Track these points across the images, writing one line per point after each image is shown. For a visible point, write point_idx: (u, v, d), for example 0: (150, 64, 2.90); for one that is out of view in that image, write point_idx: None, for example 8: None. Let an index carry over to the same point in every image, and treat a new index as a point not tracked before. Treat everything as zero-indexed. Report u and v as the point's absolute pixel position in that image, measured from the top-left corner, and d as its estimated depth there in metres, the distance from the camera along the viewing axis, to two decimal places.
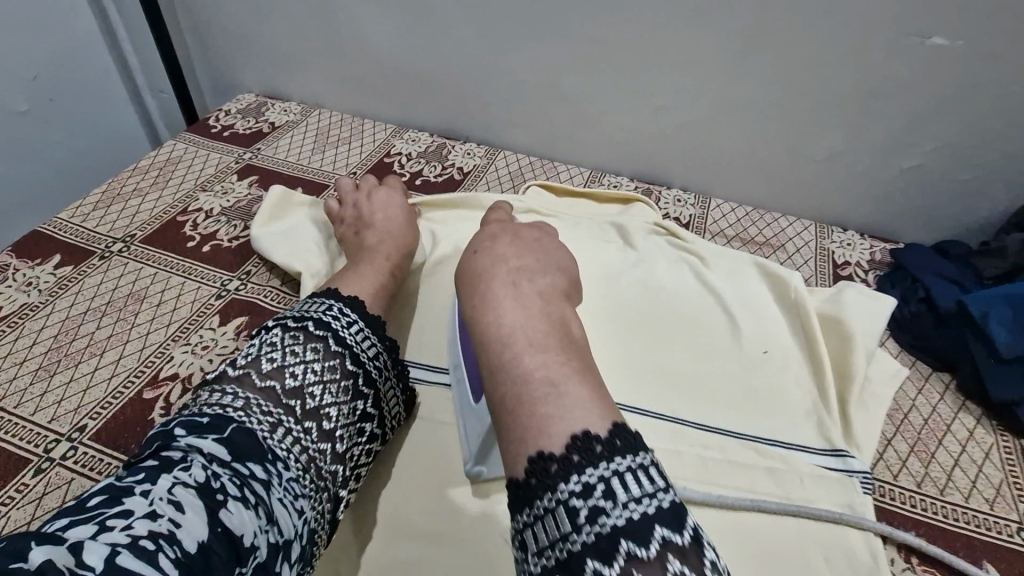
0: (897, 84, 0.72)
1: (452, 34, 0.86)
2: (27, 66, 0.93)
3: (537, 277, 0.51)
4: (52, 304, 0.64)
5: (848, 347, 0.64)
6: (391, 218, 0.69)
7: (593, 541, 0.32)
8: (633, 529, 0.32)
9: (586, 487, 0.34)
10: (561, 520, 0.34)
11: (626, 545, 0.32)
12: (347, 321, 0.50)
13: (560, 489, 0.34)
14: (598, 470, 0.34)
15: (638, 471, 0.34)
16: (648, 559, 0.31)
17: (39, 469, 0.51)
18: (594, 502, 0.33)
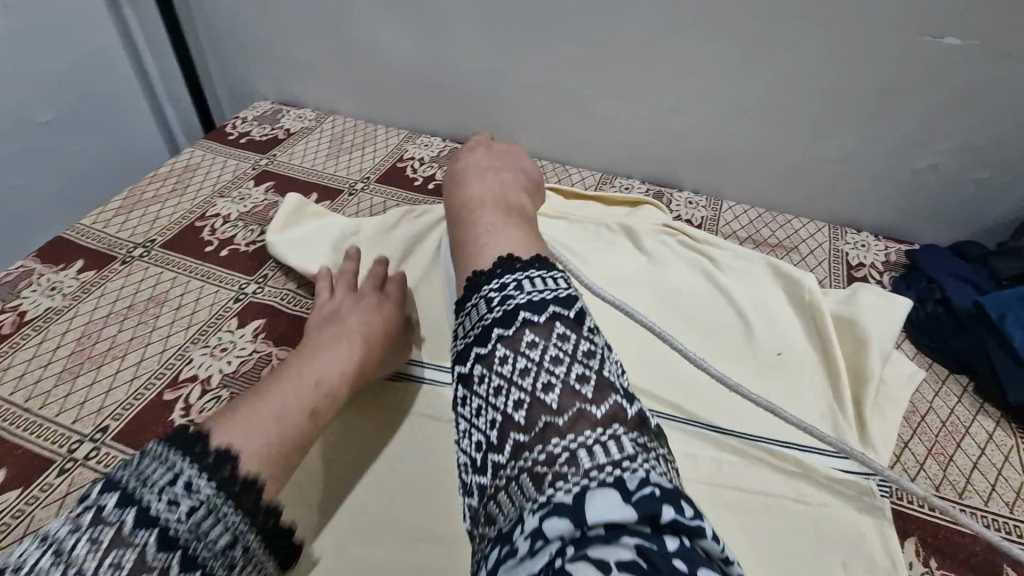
0: (911, 84, 0.72)
1: (462, 40, 0.87)
2: (49, 77, 0.95)
3: (502, 172, 0.58)
4: (76, 307, 0.66)
5: (862, 348, 0.64)
6: (371, 329, 0.58)
7: (500, 316, 0.38)
8: (531, 304, 0.38)
9: (502, 285, 0.40)
10: (480, 308, 0.39)
11: (524, 315, 0.37)
12: (189, 506, 0.36)
13: (482, 290, 0.40)
14: (513, 275, 0.40)
15: (541, 274, 0.40)
16: (540, 323, 0.37)
17: (62, 469, 0.52)
18: (507, 292, 0.39)
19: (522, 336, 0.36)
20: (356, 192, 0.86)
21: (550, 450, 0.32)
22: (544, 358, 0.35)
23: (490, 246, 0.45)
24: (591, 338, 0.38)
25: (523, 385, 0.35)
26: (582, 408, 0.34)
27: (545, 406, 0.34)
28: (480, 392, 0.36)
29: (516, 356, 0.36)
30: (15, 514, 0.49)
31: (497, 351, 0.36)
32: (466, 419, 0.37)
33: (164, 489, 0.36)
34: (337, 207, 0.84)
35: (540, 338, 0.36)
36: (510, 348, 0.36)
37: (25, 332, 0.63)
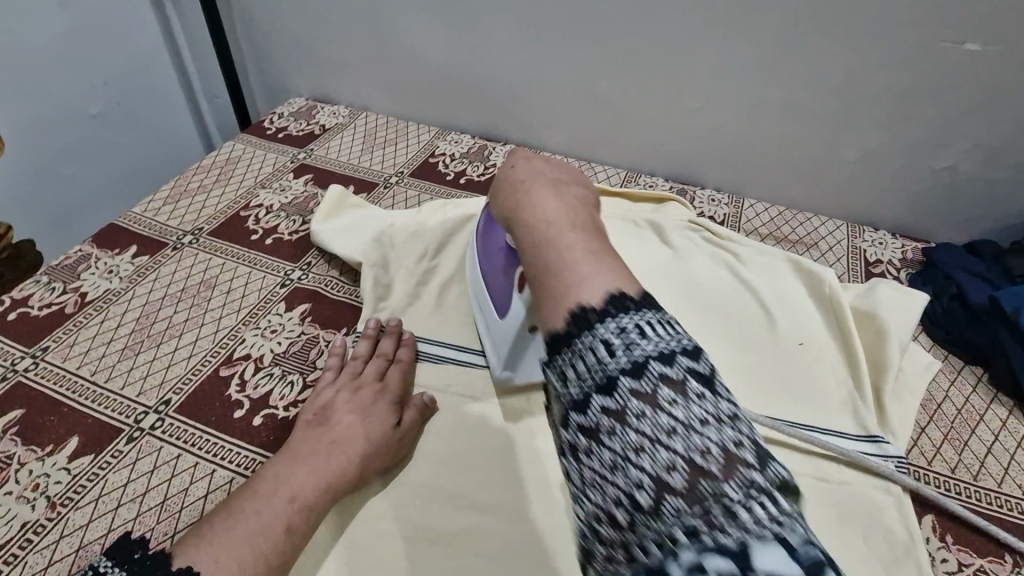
0: (930, 87, 0.75)
1: (494, 41, 0.91)
2: (96, 72, 0.99)
3: (573, 186, 0.48)
4: (133, 289, 0.70)
5: (881, 339, 0.67)
6: (366, 438, 0.53)
7: (630, 365, 0.32)
8: (664, 355, 0.33)
9: (621, 327, 0.34)
10: (598, 352, 0.33)
11: (658, 369, 0.32)
12: None
13: (596, 329, 0.34)
14: (630, 316, 0.34)
15: (662, 318, 0.35)
16: (677, 378, 0.32)
17: (130, 437, 0.55)
18: (629, 340, 0.33)
19: (661, 393, 0.31)
20: (390, 185, 0.90)
21: (704, 507, 0.28)
22: (691, 418, 0.31)
23: (595, 279, 0.37)
24: (730, 397, 0.33)
25: (666, 439, 0.30)
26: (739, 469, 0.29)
27: (700, 470, 0.29)
28: (613, 449, 0.31)
29: (655, 412, 0.31)
30: (89, 477, 0.52)
31: (631, 406, 0.31)
32: (591, 472, 0.31)
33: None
34: (373, 199, 0.87)
35: (681, 397, 0.31)
36: (646, 405, 0.31)
37: (87, 311, 0.67)
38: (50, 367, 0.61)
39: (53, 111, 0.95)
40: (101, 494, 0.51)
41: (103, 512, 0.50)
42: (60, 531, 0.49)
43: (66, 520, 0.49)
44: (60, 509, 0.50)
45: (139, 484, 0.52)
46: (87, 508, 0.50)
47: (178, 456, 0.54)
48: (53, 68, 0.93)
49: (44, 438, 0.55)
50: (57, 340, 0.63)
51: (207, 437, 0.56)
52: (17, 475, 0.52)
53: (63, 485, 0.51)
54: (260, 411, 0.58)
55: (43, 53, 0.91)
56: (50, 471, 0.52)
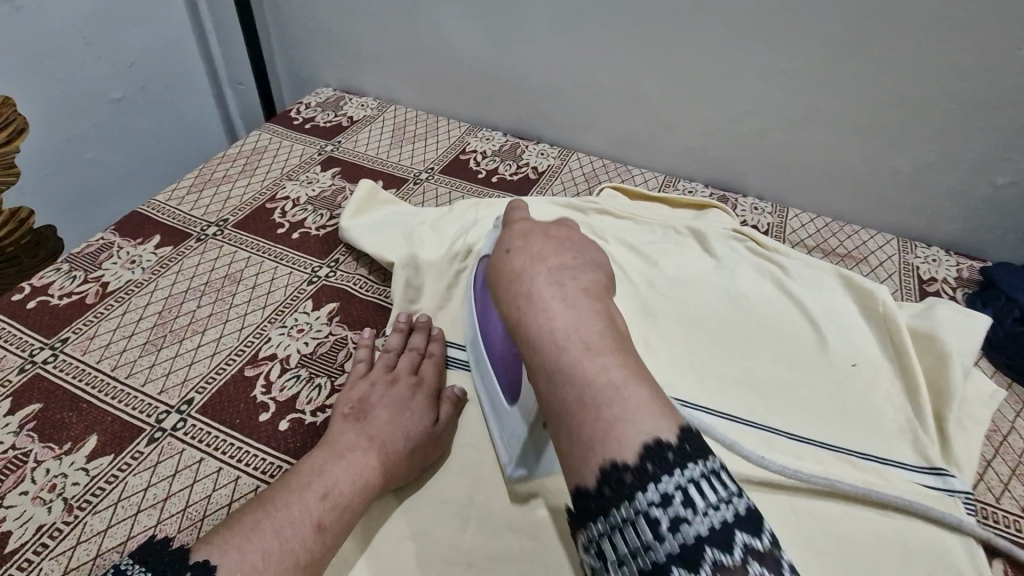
0: (999, 97, 0.71)
1: (533, 35, 0.87)
2: (122, 56, 0.97)
3: (580, 271, 0.43)
4: (156, 280, 0.67)
5: (943, 363, 0.62)
6: (407, 430, 0.51)
7: (678, 551, 0.29)
8: (716, 537, 0.29)
9: (664, 497, 0.30)
10: (640, 529, 0.30)
11: (711, 554, 0.29)
12: None
13: (636, 501, 0.31)
14: (673, 477, 0.31)
15: (708, 474, 0.31)
16: (733, 567, 0.28)
17: (151, 437, 0.53)
18: (674, 513, 0.30)
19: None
20: (420, 182, 0.87)
21: None
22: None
23: (623, 416, 0.33)
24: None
25: None
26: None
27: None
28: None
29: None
30: (109, 479, 0.50)
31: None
32: None
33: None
34: (403, 196, 0.84)
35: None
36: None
37: (108, 303, 0.64)
38: (69, 360, 0.58)
39: (77, 94, 0.93)
40: (121, 498, 0.48)
41: (122, 517, 0.47)
42: (77, 537, 0.46)
43: (83, 525, 0.47)
44: (78, 513, 0.47)
45: (160, 489, 0.49)
46: (106, 512, 0.48)
47: (201, 460, 0.51)
48: (78, 50, 0.91)
49: (63, 435, 0.52)
50: (76, 332, 0.61)
51: (231, 441, 0.53)
52: (33, 474, 0.49)
53: (80, 487, 0.49)
54: (286, 415, 0.55)
55: (70, 34, 0.89)
56: (67, 470, 0.50)
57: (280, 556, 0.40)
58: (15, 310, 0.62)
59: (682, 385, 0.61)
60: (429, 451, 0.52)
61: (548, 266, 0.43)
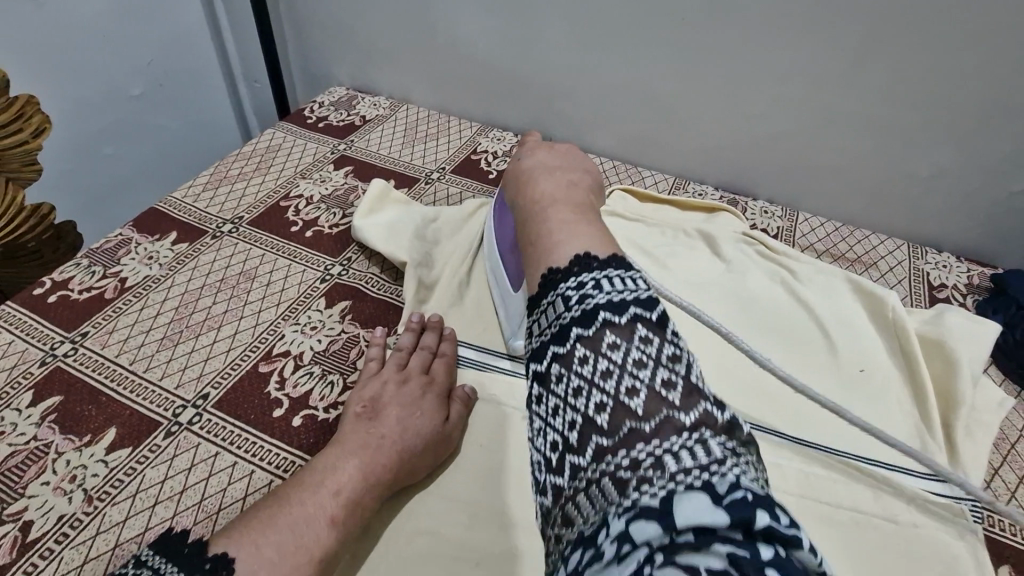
0: (1014, 103, 0.70)
1: (548, 36, 0.88)
2: (142, 53, 0.99)
3: (570, 175, 0.56)
4: (172, 276, 0.68)
5: (952, 372, 0.62)
6: (418, 430, 0.51)
7: (579, 315, 0.37)
8: (611, 304, 0.36)
9: (580, 284, 0.39)
10: (557, 306, 0.38)
11: (605, 316, 0.36)
12: None
13: (559, 288, 0.39)
14: (590, 273, 0.39)
15: (620, 274, 0.39)
16: (621, 325, 0.36)
17: (168, 431, 0.54)
18: (583, 291, 0.38)
19: (602, 337, 0.35)
20: (432, 181, 0.88)
21: (634, 456, 0.31)
22: (626, 360, 0.34)
23: (565, 241, 0.44)
24: (675, 342, 0.36)
25: (604, 388, 0.34)
26: (665, 407, 0.33)
27: (629, 410, 0.33)
28: (557, 393, 0.35)
29: (597, 356, 0.35)
30: (128, 471, 0.51)
31: (577, 350, 0.35)
32: (542, 417, 0.36)
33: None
34: (414, 195, 0.85)
35: (621, 341, 0.35)
36: (588, 348, 0.35)
37: (126, 298, 0.65)
38: (89, 353, 0.60)
39: (96, 91, 0.94)
40: (139, 490, 0.50)
41: (140, 509, 0.49)
42: (97, 527, 0.47)
43: (103, 516, 0.48)
44: (97, 504, 0.49)
45: (177, 482, 0.51)
46: (125, 504, 0.49)
47: (217, 454, 0.53)
48: (99, 46, 0.92)
49: (83, 427, 0.54)
50: (96, 327, 0.62)
51: (245, 437, 0.54)
52: (54, 465, 0.51)
53: (100, 479, 0.50)
54: (299, 412, 0.56)
55: (91, 31, 0.90)
56: (88, 462, 0.51)
57: (296, 549, 0.41)
58: (36, 304, 0.64)
59: None
60: (439, 453, 0.52)
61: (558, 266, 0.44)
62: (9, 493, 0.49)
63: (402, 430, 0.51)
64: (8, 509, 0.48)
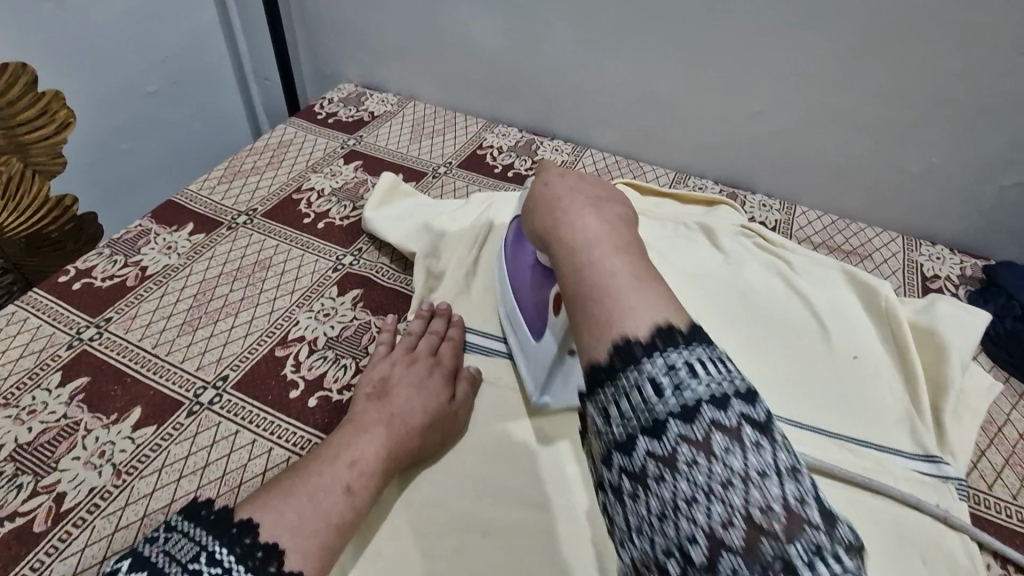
0: (1005, 100, 0.72)
1: (552, 34, 0.90)
2: (157, 50, 1.01)
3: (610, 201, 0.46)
4: (190, 265, 0.71)
5: (943, 359, 0.64)
6: (425, 409, 0.54)
7: (678, 409, 0.30)
8: (717, 398, 0.30)
9: (670, 366, 0.32)
10: (646, 392, 0.31)
11: (712, 413, 0.30)
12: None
13: (644, 367, 0.32)
14: (679, 352, 0.32)
15: (711, 354, 0.32)
16: (732, 426, 0.30)
17: (191, 411, 0.57)
18: (676, 377, 0.31)
19: (711, 439, 0.29)
20: (439, 175, 0.90)
21: None
22: (745, 469, 0.29)
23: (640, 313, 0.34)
24: (789, 443, 0.31)
25: (726, 507, 0.28)
26: (800, 525, 0.27)
27: (760, 533, 0.27)
28: (660, 497, 0.29)
29: (709, 463, 0.29)
30: (153, 447, 0.54)
31: (683, 456, 0.29)
32: (636, 530, 0.30)
33: (187, 565, 0.39)
34: (422, 188, 0.88)
35: (736, 446, 0.29)
36: (697, 452, 0.29)
37: (147, 286, 0.68)
38: (113, 338, 0.62)
39: (114, 87, 0.97)
40: (164, 465, 0.52)
41: (166, 482, 0.51)
42: (126, 499, 0.50)
43: (130, 489, 0.51)
44: (125, 477, 0.51)
45: (200, 457, 0.53)
46: (151, 477, 0.51)
47: (237, 432, 0.55)
48: (115, 45, 0.95)
49: (109, 406, 0.56)
50: (119, 313, 0.65)
51: (263, 416, 0.57)
52: (84, 441, 0.53)
53: (127, 454, 0.53)
54: (314, 393, 0.59)
55: (109, 29, 0.93)
56: (115, 439, 0.54)
57: (315, 516, 0.44)
58: (61, 291, 0.66)
59: None
60: (446, 429, 0.55)
61: None
62: (42, 466, 0.51)
63: (408, 406, 0.53)
64: (42, 481, 0.51)
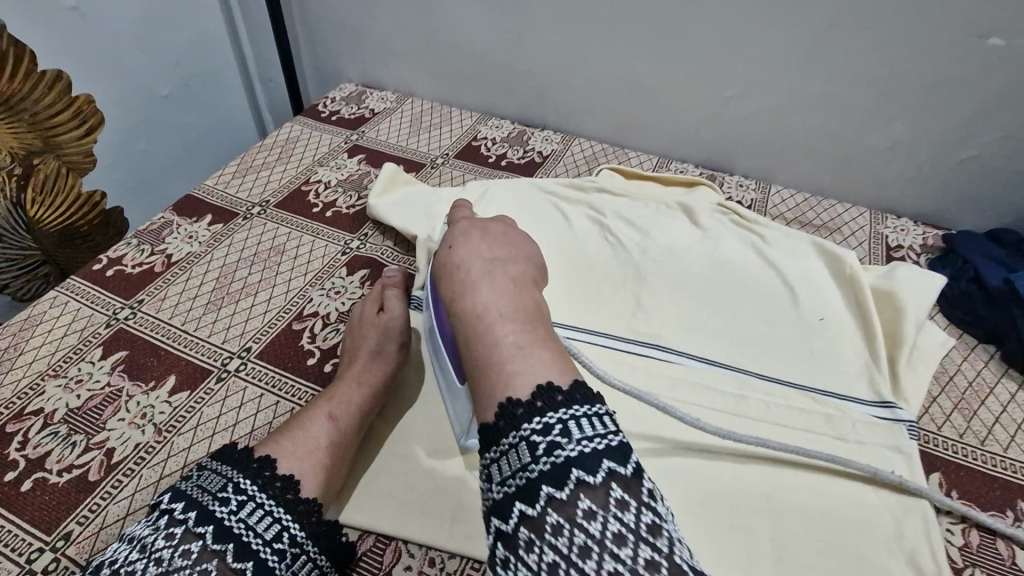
0: (954, 82, 0.79)
1: (538, 31, 0.96)
2: (168, 55, 1.08)
3: (510, 266, 0.55)
4: (211, 252, 0.78)
5: (900, 317, 0.71)
6: (368, 334, 0.62)
7: (549, 469, 0.38)
8: (583, 460, 0.37)
9: (545, 428, 0.39)
10: (523, 453, 0.39)
11: (576, 474, 0.37)
12: (237, 503, 0.46)
13: (522, 428, 0.40)
14: (555, 413, 0.39)
15: (590, 414, 0.40)
16: (594, 485, 0.37)
17: (219, 377, 0.63)
18: (551, 439, 0.38)
19: (575, 502, 0.36)
20: (437, 166, 0.96)
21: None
22: (602, 532, 0.35)
23: (522, 370, 0.43)
24: (651, 507, 0.37)
25: (579, 564, 0.35)
26: (627, 541, 0.35)
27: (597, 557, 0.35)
28: (528, 563, 0.35)
29: (570, 525, 0.36)
30: (188, 409, 0.60)
31: (547, 516, 0.36)
32: None
33: (217, 493, 0.46)
34: (421, 178, 0.94)
35: (596, 507, 0.36)
36: (562, 514, 0.36)
37: (173, 271, 0.75)
38: (146, 317, 0.69)
39: (130, 93, 1.03)
40: (199, 424, 0.59)
41: (202, 437, 0.58)
42: (167, 452, 0.57)
43: (171, 444, 0.57)
44: (166, 434, 0.58)
45: (230, 416, 0.60)
46: (188, 434, 0.58)
47: (262, 395, 0.62)
48: (132, 53, 1.01)
49: (147, 375, 0.63)
50: (150, 295, 0.71)
51: (284, 380, 0.63)
52: (127, 405, 0.60)
53: (167, 414, 0.59)
54: (329, 359, 0.66)
55: (123, 35, 0.99)
56: (155, 402, 0.60)
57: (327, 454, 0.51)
58: (96, 278, 0.73)
59: (667, 335, 0.71)
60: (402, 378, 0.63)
61: (502, 240, 0.58)
62: (92, 427, 0.58)
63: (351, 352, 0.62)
64: (92, 438, 0.57)
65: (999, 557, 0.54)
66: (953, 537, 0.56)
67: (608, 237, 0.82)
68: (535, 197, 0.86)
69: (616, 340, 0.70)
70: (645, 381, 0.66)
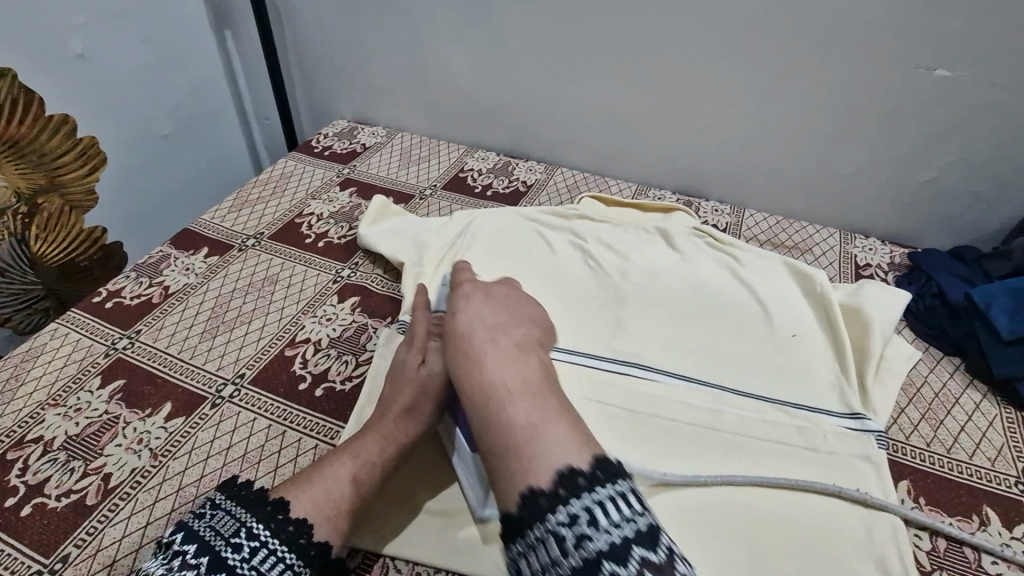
0: (907, 110, 0.84)
1: (518, 69, 1.02)
2: (169, 96, 1.13)
3: (513, 332, 0.56)
4: (207, 283, 0.81)
5: (867, 331, 0.74)
6: (404, 390, 0.59)
7: (580, 563, 0.38)
8: (613, 552, 0.38)
9: (572, 517, 0.40)
10: (551, 546, 0.40)
11: (609, 567, 0.37)
12: (249, 549, 0.47)
13: (549, 520, 0.40)
14: (580, 501, 0.40)
15: (618, 498, 0.40)
16: None
17: (214, 403, 0.66)
18: (580, 530, 0.39)
19: None
20: (426, 197, 1.01)
21: None
22: None
23: (543, 453, 0.43)
24: None
25: None
26: None
27: None
28: None
29: None
30: (183, 434, 0.62)
31: None
32: None
33: (230, 539, 0.47)
34: (411, 208, 0.98)
35: None
36: None
37: (170, 301, 0.78)
38: (144, 346, 0.72)
39: (132, 133, 1.08)
40: (194, 448, 0.61)
41: (196, 461, 0.60)
42: (162, 475, 0.59)
43: (166, 468, 0.59)
44: (161, 459, 0.60)
45: (224, 440, 0.62)
46: (183, 458, 0.60)
47: (254, 419, 0.64)
48: (135, 95, 1.06)
49: (144, 402, 0.65)
50: (148, 324, 0.74)
51: (276, 404, 0.66)
52: (125, 431, 0.62)
53: (162, 439, 0.62)
54: (320, 384, 0.68)
55: (127, 78, 1.04)
56: (151, 428, 0.63)
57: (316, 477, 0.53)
58: (97, 310, 0.76)
59: (647, 354, 0.74)
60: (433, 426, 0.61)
61: (502, 305, 0.60)
62: (90, 453, 0.60)
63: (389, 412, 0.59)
64: (90, 464, 0.59)
65: (967, 560, 0.56)
66: (921, 541, 0.58)
67: (589, 261, 0.85)
68: (519, 225, 0.90)
69: (602, 360, 0.73)
70: (624, 398, 0.69)
